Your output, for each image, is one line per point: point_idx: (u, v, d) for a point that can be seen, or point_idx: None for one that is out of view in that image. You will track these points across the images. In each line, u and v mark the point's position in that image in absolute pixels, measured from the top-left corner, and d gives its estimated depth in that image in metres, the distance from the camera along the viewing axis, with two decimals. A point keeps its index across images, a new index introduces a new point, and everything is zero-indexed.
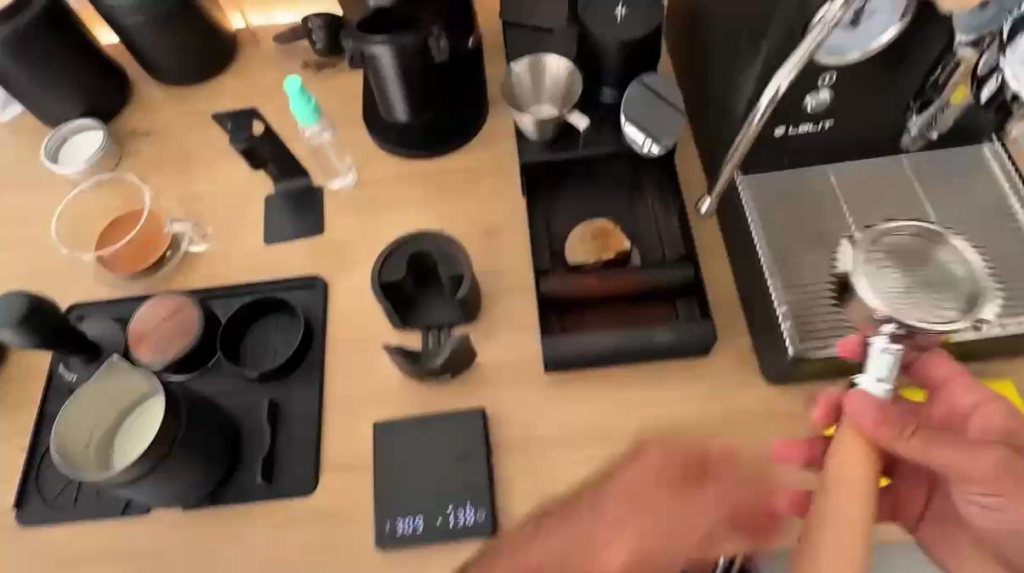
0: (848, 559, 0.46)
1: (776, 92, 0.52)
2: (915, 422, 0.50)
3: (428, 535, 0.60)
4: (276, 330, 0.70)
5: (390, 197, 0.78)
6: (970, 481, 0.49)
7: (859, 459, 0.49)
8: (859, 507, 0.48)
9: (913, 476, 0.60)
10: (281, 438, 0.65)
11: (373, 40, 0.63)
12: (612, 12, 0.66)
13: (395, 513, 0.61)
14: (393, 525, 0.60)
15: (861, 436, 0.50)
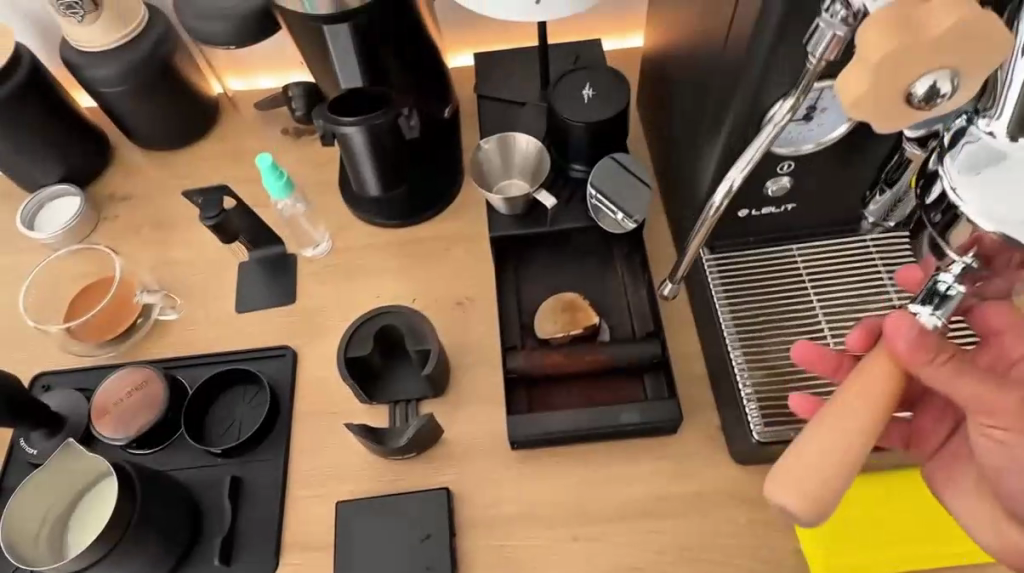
0: (830, 470, 0.41)
1: (731, 186, 0.50)
2: (956, 350, 0.41)
3: None
4: (241, 402, 0.69)
5: (364, 264, 0.78)
6: (991, 413, 0.41)
7: (880, 382, 0.42)
8: (863, 421, 0.42)
9: (936, 412, 0.55)
10: (243, 514, 0.64)
11: (345, 121, 0.63)
12: (580, 92, 0.68)
13: None
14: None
15: (892, 359, 0.42)
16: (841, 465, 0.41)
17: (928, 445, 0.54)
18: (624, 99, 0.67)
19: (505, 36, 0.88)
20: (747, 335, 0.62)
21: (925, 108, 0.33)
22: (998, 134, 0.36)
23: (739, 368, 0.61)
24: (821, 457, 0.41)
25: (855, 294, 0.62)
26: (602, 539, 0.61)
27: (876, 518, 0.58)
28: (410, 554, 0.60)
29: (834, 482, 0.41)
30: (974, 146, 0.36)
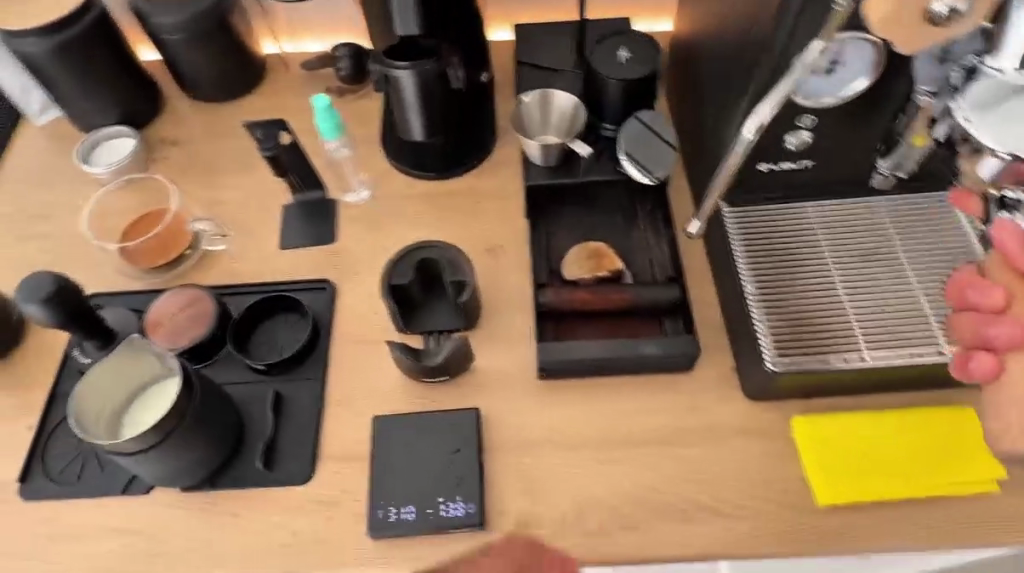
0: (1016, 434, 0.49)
1: (758, 124, 0.55)
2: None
3: (419, 523, 0.61)
4: (282, 326, 0.73)
5: (401, 211, 0.83)
6: None
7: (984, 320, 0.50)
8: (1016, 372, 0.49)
9: None
10: (284, 426, 0.68)
11: (399, 65, 0.70)
12: (616, 54, 0.73)
13: (387, 502, 0.63)
14: (385, 513, 0.62)
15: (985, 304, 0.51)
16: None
17: None
18: (657, 62, 0.73)
19: (541, 12, 0.94)
20: (763, 280, 0.66)
21: (947, 26, 0.38)
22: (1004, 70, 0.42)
23: (755, 308, 0.65)
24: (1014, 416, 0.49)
25: (865, 247, 0.67)
26: (621, 462, 0.65)
27: (879, 450, 0.63)
28: (441, 465, 0.64)
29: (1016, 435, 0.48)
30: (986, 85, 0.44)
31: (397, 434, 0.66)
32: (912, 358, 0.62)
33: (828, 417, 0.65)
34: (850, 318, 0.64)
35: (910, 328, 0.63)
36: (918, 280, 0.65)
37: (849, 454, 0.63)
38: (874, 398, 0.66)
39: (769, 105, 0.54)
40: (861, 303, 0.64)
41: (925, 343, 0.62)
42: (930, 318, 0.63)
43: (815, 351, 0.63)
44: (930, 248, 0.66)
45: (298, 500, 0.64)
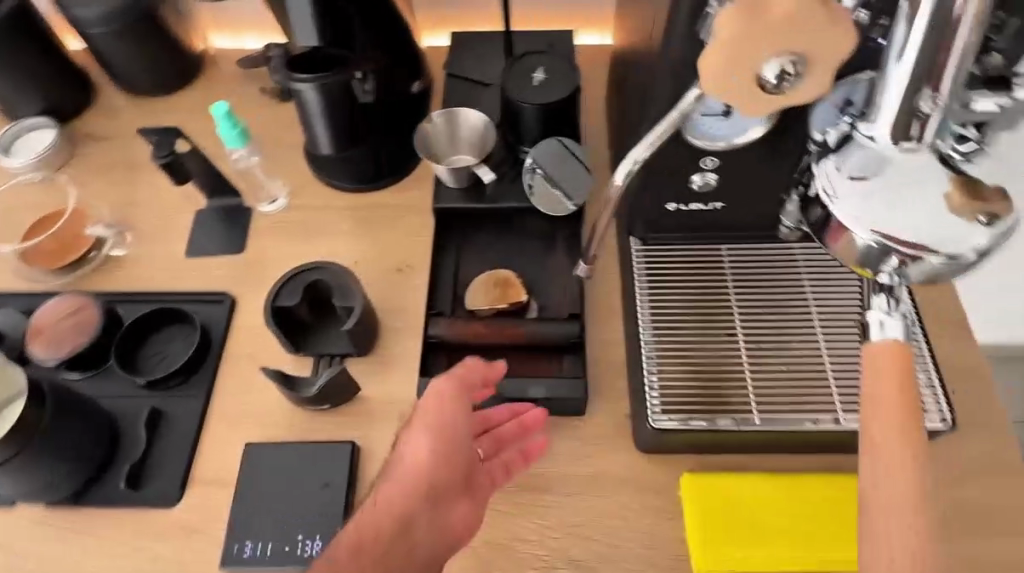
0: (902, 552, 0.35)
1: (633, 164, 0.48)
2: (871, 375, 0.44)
3: (275, 560, 0.59)
4: (173, 339, 0.71)
5: (315, 223, 0.80)
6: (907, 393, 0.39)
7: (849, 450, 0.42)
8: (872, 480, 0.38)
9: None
10: (158, 444, 0.66)
11: (300, 78, 0.66)
12: (531, 75, 0.69)
13: (245, 536, 0.61)
14: (241, 547, 0.60)
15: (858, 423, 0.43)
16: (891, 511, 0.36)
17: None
18: (574, 84, 0.69)
19: (480, 20, 0.89)
20: (664, 326, 0.63)
21: (778, 92, 0.34)
22: (877, 139, 0.39)
23: (648, 357, 0.62)
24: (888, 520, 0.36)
25: (774, 298, 0.63)
26: (498, 510, 0.62)
27: (767, 515, 0.59)
28: (308, 498, 0.62)
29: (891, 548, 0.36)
30: (858, 151, 0.40)
31: (270, 462, 0.64)
32: (807, 424, 0.58)
33: (721, 475, 0.61)
34: (747, 375, 0.60)
35: (808, 391, 0.59)
36: (826, 339, 0.61)
37: (736, 517, 0.59)
38: (768, 459, 0.63)
39: (645, 146, 0.48)
40: (761, 360, 0.60)
41: (821, 409, 0.58)
42: (831, 382, 0.59)
43: (706, 409, 0.59)
44: (843, 304, 0.62)
45: (163, 524, 0.63)
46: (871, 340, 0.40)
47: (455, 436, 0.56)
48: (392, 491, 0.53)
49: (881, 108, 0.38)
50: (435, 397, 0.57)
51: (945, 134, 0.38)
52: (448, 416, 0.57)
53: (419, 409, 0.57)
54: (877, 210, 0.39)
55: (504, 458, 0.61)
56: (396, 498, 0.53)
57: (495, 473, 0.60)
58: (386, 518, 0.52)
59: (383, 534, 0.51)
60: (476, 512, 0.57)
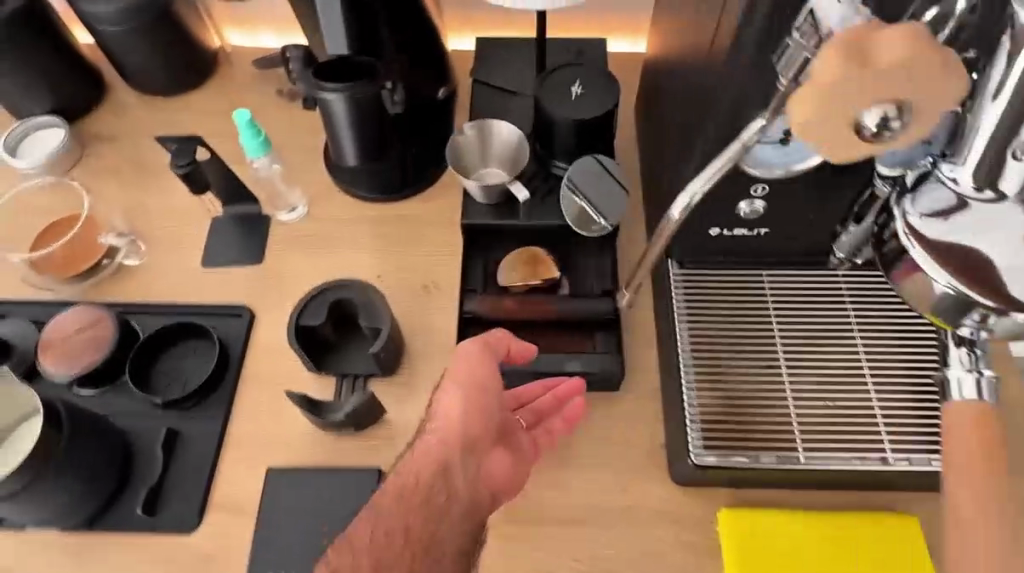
0: None
1: (690, 201, 0.47)
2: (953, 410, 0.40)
3: None
4: (190, 354, 0.68)
5: (336, 234, 0.77)
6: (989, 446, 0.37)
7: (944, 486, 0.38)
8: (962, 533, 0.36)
9: None
10: (174, 467, 0.63)
11: (327, 87, 0.63)
12: (568, 89, 0.67)
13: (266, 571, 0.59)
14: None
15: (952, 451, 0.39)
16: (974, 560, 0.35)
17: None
18: (612, 101, 0.66)
19: (508, 24, 0.86)
20: (703, 356, 0.61)
21: (876, 140, 0.31)
22: (961, 182, 0.36)
23: (687, 388, 0.59)
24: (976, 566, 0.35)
25: (819, 328, 0.61)
26: (530, 542, 0.61)
27: (805, 553, 0.58)
28: (331, 532, 0.60)
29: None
30: (941, 188, 0.37)
31: (298, 488, 0.62)
32: (853, 463, 0.56)
33: (761, 511, 0.60)
34: (790, 409, 0.58)
35: (854, 428, 0.57)
36: (872, 373, 0.59)
37: (775, 557, 0.58)
38: (809, 494, 0.61)
39: (705, 181, 0.46)
40: (805, 393, 0.58)
41: (869, 447, 0.56)
42: (878, 418, 0.57)
43: (748, 446, 0.57)
44: (889, 335, 0.60)
45: (179, 551, 0.60)
46: (950, 400, 0.38)
47: (485, 395, 0.54)
48: (426, 448, 0.52)
49: (970, 151, 0.34)
50: (463, 356, 0.55)
51: None
52: (481, 369, 0.55)
53: (448, 369, 0.55)
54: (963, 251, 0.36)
55: (546, 426, 0.61)
56: (431, 454, 0.52)
57: (537, 442, 0.60)
58: (421, 472, 0.51)
59: (420, 488, 0.51)
60: (513, 468, 0.57)
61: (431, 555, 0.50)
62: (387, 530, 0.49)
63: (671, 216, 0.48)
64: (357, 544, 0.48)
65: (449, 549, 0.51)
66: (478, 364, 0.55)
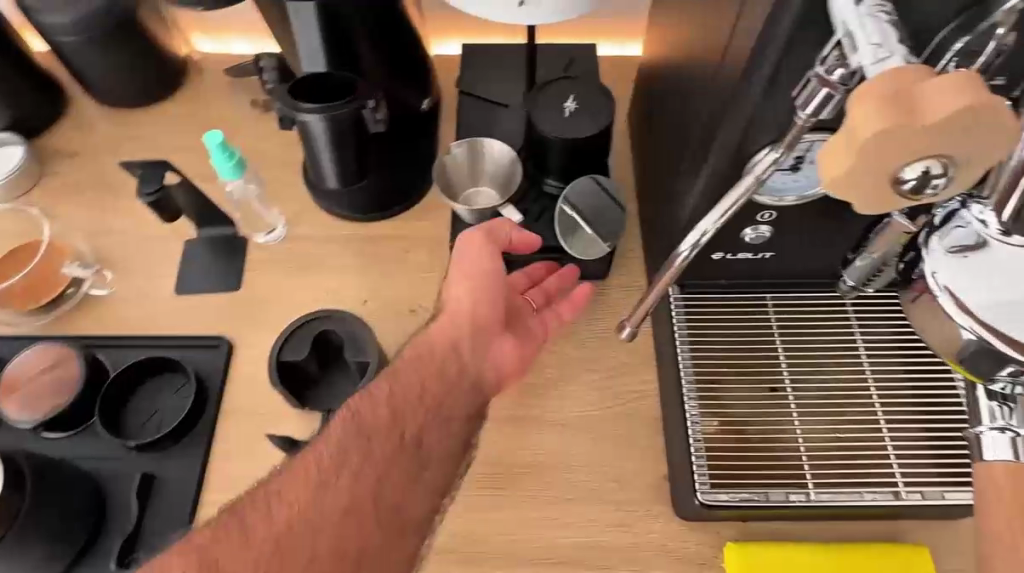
0: None
1: (702, 237, 0.46)
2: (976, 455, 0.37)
3: None
4: (166, 391, 0.65)
5: (318, 256, 0.74)
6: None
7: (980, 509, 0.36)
8: None
9: None
10: (151, 514, 0.60)
11: (306, 107, 0.59)
12: (561, 105, 0.63)
13: None
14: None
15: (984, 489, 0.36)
16: None
17: None
18: (608, 117, 0.62)
19: (495, 29, 0.83)
20: (706, 385, 0.58)
21: (915, 196, 0.29)
22: (990, 224, 0.33)
23: (691, 420, 0.57)
24: None
25: (825, 351, 0.59)
26: None
27: None
28: None
29: None
30: (963, 231, 0.34)
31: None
32: (864, 499, 0.54)
33: (774, 544, 0.57)
34: (798, 441, 0.56)
35: (865, 460, 0.55)
36: (881, 399, 0.57)
37: None
38: (820, 524, 0.59)
39: (719, 215, 0.45)
40: (814, 424, 0.56)
41: (881, 480, 0.54)
42: (889, 448, 0.55)
43: (756, 482, 0.55)
44: (896, 360, 0.58)
45: None
46: (984, 460, 0.36)
47: (492, 279, 0.57)
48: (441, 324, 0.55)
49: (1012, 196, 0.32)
50: (468, 244, 0.58)
51: None
52: (489, 255, 0.58)
53: (456, 255, 0.58)
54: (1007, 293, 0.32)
55: (555, 309, 0.63)
56: (445, 330, 0.55)
57: (546, 323, 0.62)
58: (435, 344, 0.54)
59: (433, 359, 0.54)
60: (521, 349, 0.60)
61: (442, 414, 0.53)
62: (403, 391, 0.52)
63: (682, 252, 0.47)
64: (375, 392, 0.51)
65: (461, 411, 0.54)
66: (481, 250, 0.58)
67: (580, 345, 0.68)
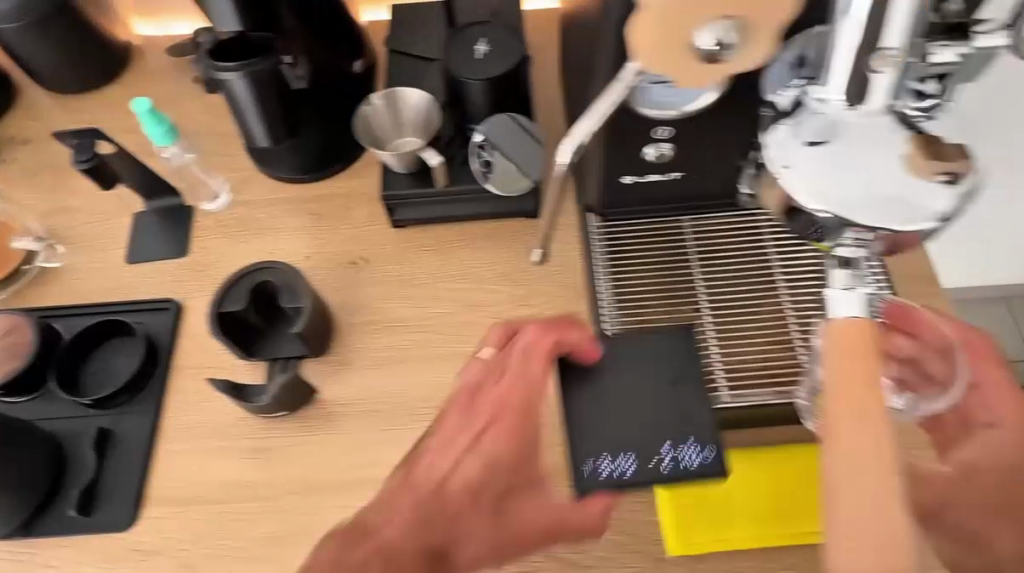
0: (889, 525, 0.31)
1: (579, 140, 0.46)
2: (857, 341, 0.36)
3: (643, 476, 0.51)
4: (118, 353, 0.68)
5: (263, 218, 0.76)
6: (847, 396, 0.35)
7: (854, 371, 0.35)
8: (866, 454, 0.33)
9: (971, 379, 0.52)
10: (109, 465, 0.63)
11: (225, 67, 0.62)
12: (472, 49, 0.65)
13: (584, 455, 0.52)
14: (596, 466, 0.52)
15: (852, 347, 0.36)
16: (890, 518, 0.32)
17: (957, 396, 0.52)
18: (518, 54, 0.65)
19: None
20: (627, 305, 0.60)
21: None
22: (828, 101, 0.38)
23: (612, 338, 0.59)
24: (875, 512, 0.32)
25: (738, 265, 0.61)
26: None
27: (734, 495, 0.58)
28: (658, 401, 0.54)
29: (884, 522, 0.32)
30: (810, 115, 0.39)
31: (249, 483, 0.62)
32: (779, 397, 0.56)
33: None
34: (715, 349, 0.58)
35: (779, 362, 0.57)
36: (793, 306, 0.59)
37: (707, 503, 0.58)
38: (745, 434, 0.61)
39: (593, 118, 0.45)
40: (730, 332, 0.59)
41: (793, 380, 0.57)
42: (798, 350, 0.58)
43: None
44: (807, 268, 0.60)
45: (118, 548, 0.60)
46: (832, 318, 0.37)
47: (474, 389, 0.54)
48: (529, 439, 0.54)
49: (832, 68, 0.37)
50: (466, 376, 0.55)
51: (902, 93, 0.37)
52: (475, 374, 0.55)
53: (460, 385, 0.55)
54: (828, 179, 0.38)
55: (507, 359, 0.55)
56: (485, 397, 0.54)
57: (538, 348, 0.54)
58: (484, 405, 0.54)
59: (518, 444, 0.53)
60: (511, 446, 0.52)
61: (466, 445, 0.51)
62: (438, 446, 0.52)
63: (562, 161, 0.47)
64: (415, 473, 0.50)
65: (467, 430, 0.52)
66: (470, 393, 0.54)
67: (515, 281, 0.70)
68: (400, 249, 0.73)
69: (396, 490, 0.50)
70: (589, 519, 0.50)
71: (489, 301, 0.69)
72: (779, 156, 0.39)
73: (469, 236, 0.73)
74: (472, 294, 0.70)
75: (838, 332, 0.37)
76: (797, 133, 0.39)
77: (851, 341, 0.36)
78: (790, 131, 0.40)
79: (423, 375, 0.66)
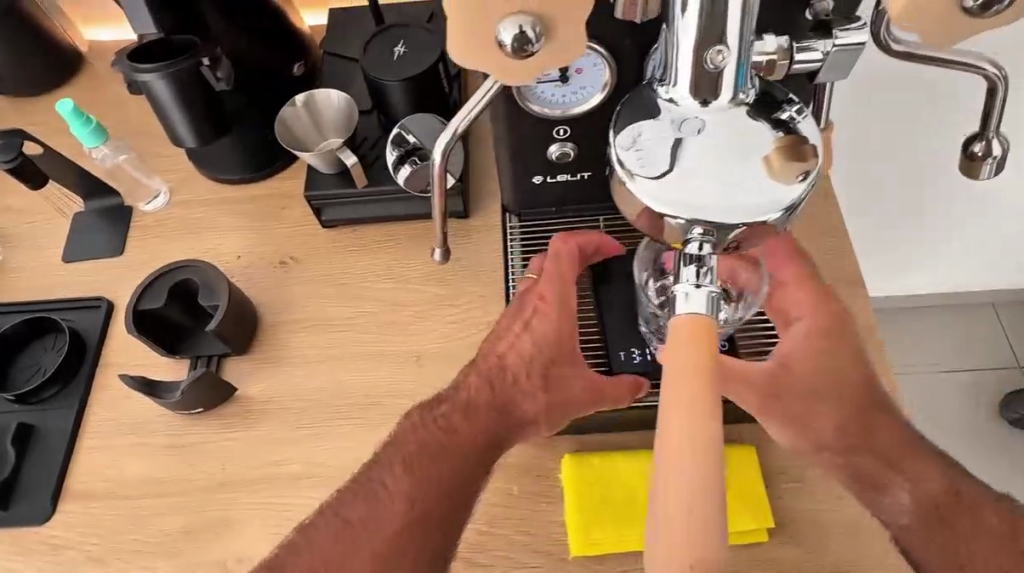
0: (701, 517, 0.32)
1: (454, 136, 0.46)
2: (698, 334, 0.36)
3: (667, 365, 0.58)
4: (46, 350, 0.69)
5: (198, 217, 0.77)
6: (679, 389, 0.35)
7: (691, 365, 0.35)
8: (689, 448, 0.33)
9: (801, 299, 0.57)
10: (30, 460, 0.64)
11: (144, 68, 0.63)
12: (391, 51, 0.66)
13: (624, 344, 0.59)
14: (629, 354, 0.59)
15: (694, 341, 0.36)
16: (704, 510, 0.32)
17: (783, 309, 0.58)
18: (434, 55, 0.66)
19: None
20: None
21: (522, 56, 0.32)
22: (678, 101, 0.38)
23: None
24: (688, 505, 0.32)
25: None
26: None
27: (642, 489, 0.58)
28: None
29: (696, 515, 0.32)
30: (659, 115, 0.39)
31: (165, 478, 0.63)
32: None
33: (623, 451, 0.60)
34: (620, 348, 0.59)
35: None
36: None
37: (614, 498, 0.58)
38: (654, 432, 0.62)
39: (466, 114, 0.46)
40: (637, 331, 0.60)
41: None
42: None
43: None
44: None
45: (32, 541, 0.61)
46: (676, 314, 0.37)
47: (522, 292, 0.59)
48: (573, 320, 0.58)
49: (676, 69, 0.38)
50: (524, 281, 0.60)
51: (745, 86, 0.38)
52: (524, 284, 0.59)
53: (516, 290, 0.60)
54: (676, 178, 0.37)
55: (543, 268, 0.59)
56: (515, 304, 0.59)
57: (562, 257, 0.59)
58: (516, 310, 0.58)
59: (565, 327, 0.57)
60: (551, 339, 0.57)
61: (501, 351, 0.57)
62: (487, 359, 0.57)
63: (436, 156, 0.47)
64: (475, 381, 0.57)
65: (508, 336, 0.57)
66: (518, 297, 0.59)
67: (439, 281, 0.71)
68: (328, 249, 0.73)
69: (465, 373, 0.58)
70: (622, 387, 0.57)
71: (413, 300, 0.70)
72: (629, 153, 0.38)
73: (397, 236, 0.73)
74: (397, 294, 0.70)
75: (684, 329, 0.36)
76: (648, 128, 0.39)
77: (691, 335, 0.36)
78: (644, 125, 0.39)
79: (343, 373, 0.67)
